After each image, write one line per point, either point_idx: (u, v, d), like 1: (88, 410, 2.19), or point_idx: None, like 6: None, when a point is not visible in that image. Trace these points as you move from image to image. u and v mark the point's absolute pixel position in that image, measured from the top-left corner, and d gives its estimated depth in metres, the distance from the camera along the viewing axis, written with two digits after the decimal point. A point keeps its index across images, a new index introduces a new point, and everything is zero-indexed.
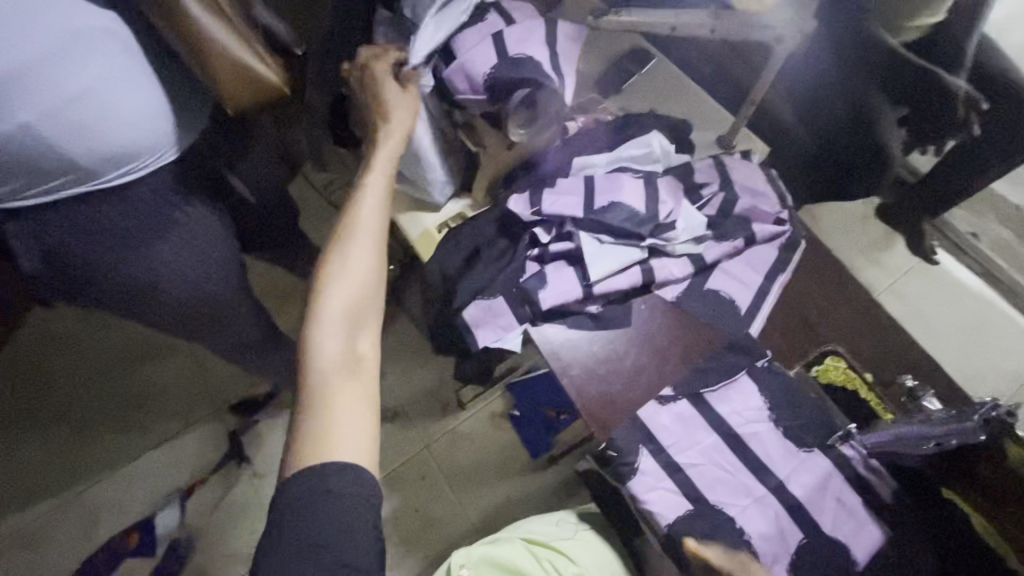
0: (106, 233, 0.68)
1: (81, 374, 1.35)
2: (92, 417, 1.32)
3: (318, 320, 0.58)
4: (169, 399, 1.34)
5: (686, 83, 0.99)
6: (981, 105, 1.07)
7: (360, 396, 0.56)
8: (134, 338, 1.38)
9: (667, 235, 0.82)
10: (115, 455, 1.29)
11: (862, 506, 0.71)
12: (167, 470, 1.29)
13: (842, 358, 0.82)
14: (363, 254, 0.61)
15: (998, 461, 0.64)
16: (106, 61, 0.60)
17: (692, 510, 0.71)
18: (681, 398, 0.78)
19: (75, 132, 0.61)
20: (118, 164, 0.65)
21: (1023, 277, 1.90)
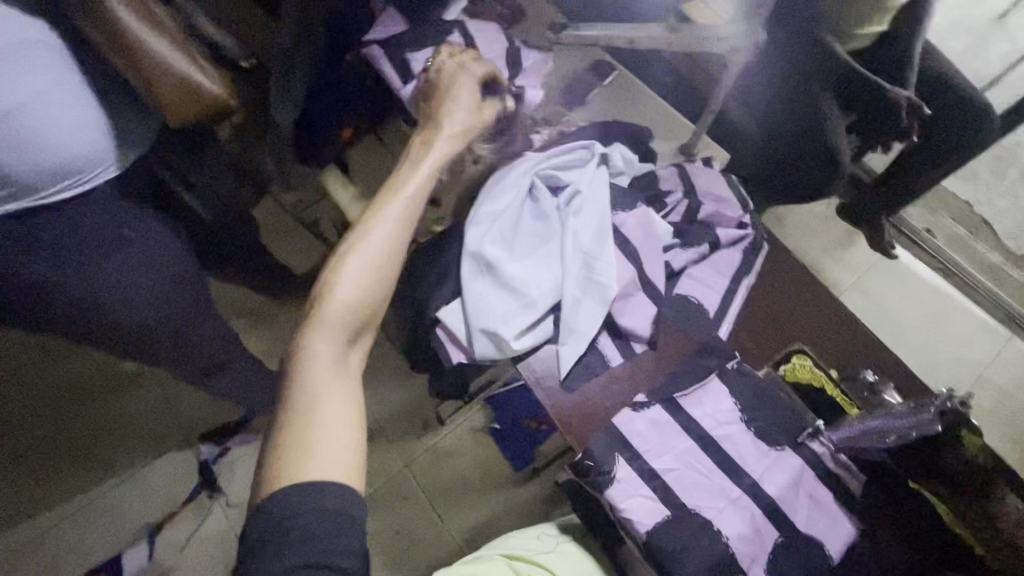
0: (55, 247, 0.67)
1: (45, 408, 1.30)
2: (57, 452, 1.27)
3: (319, 333, 0.62)
4: (138, 431, 1.29)
5: (646, 94, 1.02)
6: (924, 110, 1.12)
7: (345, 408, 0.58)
8: (98, 371, 1.34)
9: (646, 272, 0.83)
10: (76, 495, 1.24)
11: (834, 502, 0.72)
12: (135, 504, 1.24)
13: (808, 357, 0.82)
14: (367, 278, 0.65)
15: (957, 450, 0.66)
16: (41, 72, 0.63)
17: (671, 515, 0.71)
18: (655, 404, 0.78)
19: (15, 147, 0.62)
20: (55, 179, 0.66)
21: (975, 270, 2.00)
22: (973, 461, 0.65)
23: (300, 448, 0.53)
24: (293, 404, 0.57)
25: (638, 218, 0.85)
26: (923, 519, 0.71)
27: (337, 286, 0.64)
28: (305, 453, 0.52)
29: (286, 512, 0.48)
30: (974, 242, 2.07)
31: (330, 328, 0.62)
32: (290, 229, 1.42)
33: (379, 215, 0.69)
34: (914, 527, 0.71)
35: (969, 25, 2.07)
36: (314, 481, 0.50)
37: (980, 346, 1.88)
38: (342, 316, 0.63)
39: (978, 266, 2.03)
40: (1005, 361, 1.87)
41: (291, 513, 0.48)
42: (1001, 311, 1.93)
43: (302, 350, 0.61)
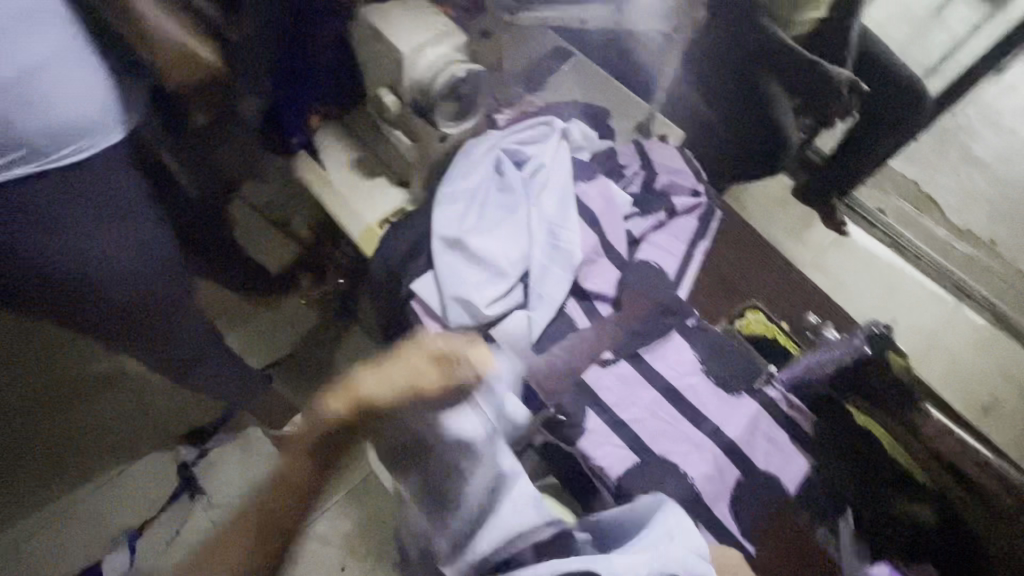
0: (54, 222, 0.68)
1: (15, 417, 1.31)
2: (30, 459, 1.28)
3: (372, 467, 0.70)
4: (112, 435, 1.30)
5: (603, 77, 1.08)
6: (862, 89, 1.22)
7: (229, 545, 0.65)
8: (75, 373, 1.34)
9: (612, 238, 0.89)
10: (53, 500, 1.24)
11: (789, 442, 0.78)
12: (117, 507, 1.25)
13: (760, 310, 0.89)
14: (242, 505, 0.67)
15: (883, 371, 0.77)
16: (54, 38, 0.61)
17: (639, 461, 0.76)
18: (621, 359, 0.83)
19: (23, 106, 0.61)
20: (58, 141, 0.65)
21: (923, 245, 2.12)
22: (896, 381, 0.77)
23: None
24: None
25: (600, 189, 0.90)
26: (875, 455, 0.77)
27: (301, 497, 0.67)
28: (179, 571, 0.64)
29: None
30: (922, 219, 2.20)
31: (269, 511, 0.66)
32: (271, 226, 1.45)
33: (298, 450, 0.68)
34: (865, 462, 0.77)
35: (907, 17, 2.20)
36: None
37: (929, 315, 2.00)
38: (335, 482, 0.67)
39: (927, 241, 2.15)
40: (953, 327, 1.99)
41: None
42: (949, 282, 2.05)
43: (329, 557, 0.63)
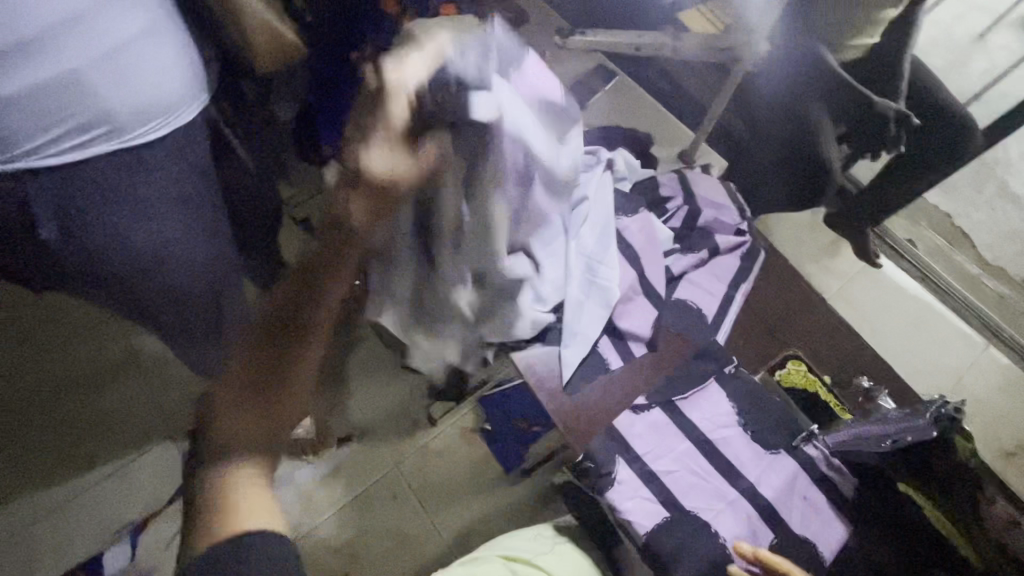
0: (128, 196, 0.65)
1: (23, 405, 1.27)
2: (35, 448, 1.24)
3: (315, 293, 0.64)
4: (126, 425, 1.27)
5: (647, 101, 1.04)
6: (914, 124, 1.17)
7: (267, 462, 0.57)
8: (94, 357, 1.32)
9: (648, 275, 0.85)
10: (62, 486, 1.22)
11: (828, 505, 0.74)
12: (122, 501, 1.22)
13: (802, 361, 0.85)
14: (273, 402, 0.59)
15: (944, 452, 0.70)
16: (142, 13, 0.59)
17: (670, 517, 0.72)
18: (654, 406, 0.79)
19: (115, 80, 0.59)
20: (149, 117, 0.63)
21: (953, 280, 2.07)
22: (962, 463, 0.69)
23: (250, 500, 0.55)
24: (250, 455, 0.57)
25: (642, 224, 0.87)
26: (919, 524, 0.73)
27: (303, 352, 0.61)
28: (222, 522, 0.53)
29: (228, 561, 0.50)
30: (953, 253, 2.14)
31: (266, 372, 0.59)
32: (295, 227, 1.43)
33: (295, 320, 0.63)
34: (901, 533, 0.73)
35: (950, 42, 2.12)
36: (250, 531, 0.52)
37: (956, 353, 1.94)
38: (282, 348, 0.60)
39: (957, 276, 2.09)
40: (980, 368, 1.93)
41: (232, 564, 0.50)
42: (978, 321, 1.99)
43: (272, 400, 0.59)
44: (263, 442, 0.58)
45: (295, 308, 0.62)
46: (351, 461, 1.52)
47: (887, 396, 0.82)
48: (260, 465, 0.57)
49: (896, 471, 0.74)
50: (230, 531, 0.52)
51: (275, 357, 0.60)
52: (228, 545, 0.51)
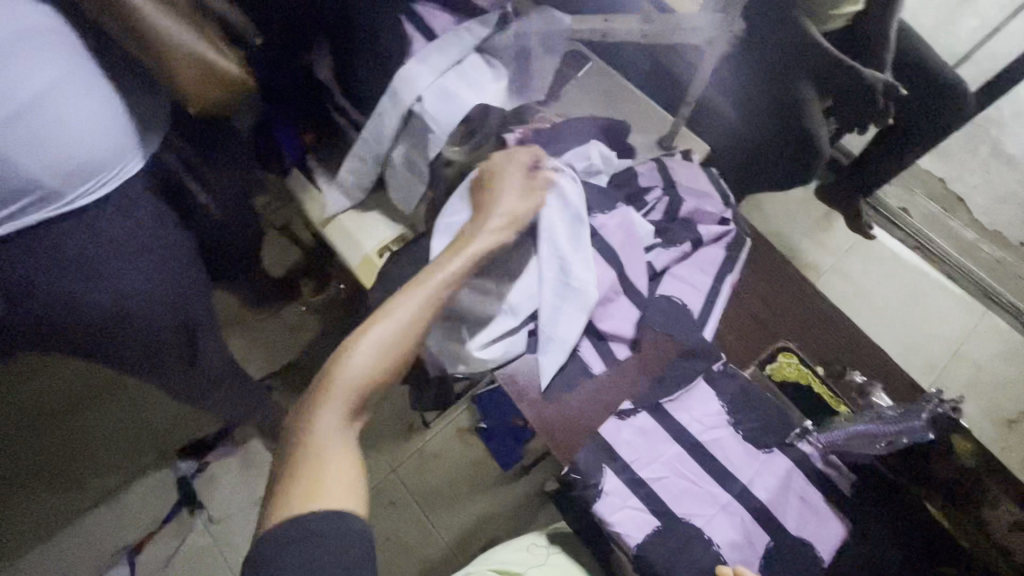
0: (84, 262, 0.64)
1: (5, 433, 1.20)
2: (21, 476, 1.18)
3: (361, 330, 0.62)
4: (113, 447, 1.21)
5: (622, 85, 0.98)
6: (901, 94, 1.12)
7: (345, 454, 0.57)
8: (72, 378, 1.24)
9: (623, 264, 0.81)
10: (56, 515, 1.17)
11: (824, 503, 0.71)
12: (117, 525, 1.18)
13: (794, 353, 0.81)
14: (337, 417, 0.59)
15: (948, 456, 0.67)
16: (53, 68, 0.57)
17: (661, 526, 0.69)
18: (641, 411, 0.76)
19: (30, 144, 0.58)
20: (71, 181, 0.61)
21: (949, 247, 2.03)
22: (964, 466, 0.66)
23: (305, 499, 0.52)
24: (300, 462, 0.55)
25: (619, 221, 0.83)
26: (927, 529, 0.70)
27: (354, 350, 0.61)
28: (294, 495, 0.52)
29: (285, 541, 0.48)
30: (948, 220, 2.10)
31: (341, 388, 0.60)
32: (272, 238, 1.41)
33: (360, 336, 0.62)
34: (906, 533, 0.70)
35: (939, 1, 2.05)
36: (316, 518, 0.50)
37: (954, 321, 1.91)
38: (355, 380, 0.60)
39: (953, 242, 2.05)
40: (980, 336, 1.90)
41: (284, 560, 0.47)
42: (976, 288, 1.96)
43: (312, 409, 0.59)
44: (342, 441, 0.58)
45: (393, 313, 0.64)
46: None
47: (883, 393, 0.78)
48: (338, 456, 0.56)
49: (896, 471, 0.72)
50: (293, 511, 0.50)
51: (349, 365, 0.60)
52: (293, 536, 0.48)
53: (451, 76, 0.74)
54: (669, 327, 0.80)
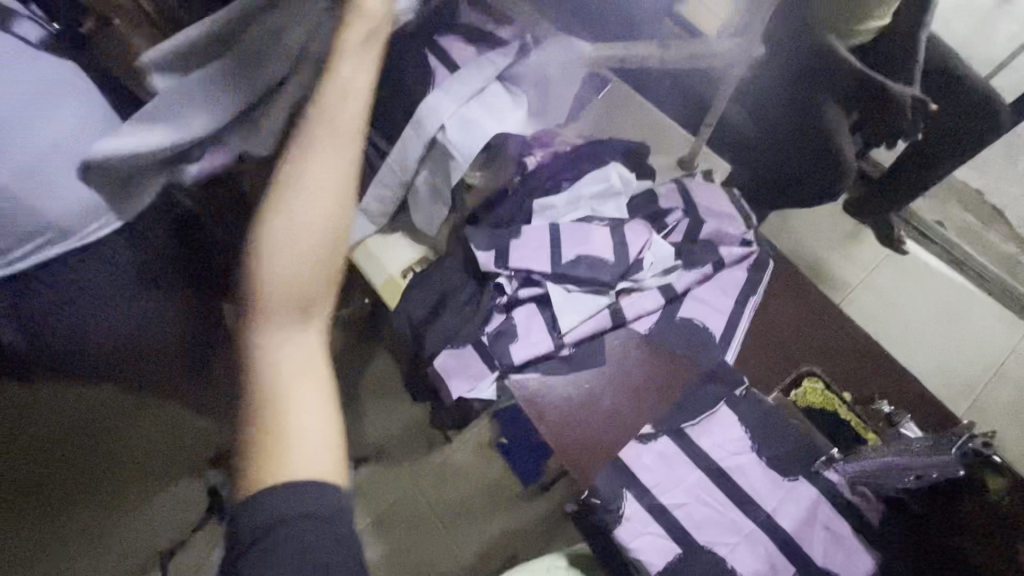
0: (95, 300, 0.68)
1: (54, 445, 1.24)
2: (70, 485, 1.22)
3: (269, 238, 0.55)
4: (152, 460, 1.25)
5: (643, 106, 0.99)
6: (931, 109, 1.10)
7: (312, 384, 0.55)
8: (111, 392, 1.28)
9: (636, 276, 0.83)
10: (101, 526, 1.21)
11: (851, 533, 0.70)
12: (151, 538, 1.21)
13: (819, 378, 0.81)
14: (288, 343, 0.56)
15: (977, 492, 0.65)
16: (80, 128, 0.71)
17: (683, 553, 0.69)
18: (662, 435, 0.75)
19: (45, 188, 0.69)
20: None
21: (988, 261, 1.96)
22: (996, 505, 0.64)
23: (274, 455, 0.50)
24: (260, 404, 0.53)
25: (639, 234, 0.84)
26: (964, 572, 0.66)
27: (277, 260, 0.55)
28: (269, 465, 0.50)
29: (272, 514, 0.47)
30: (985, 232, 2.03)
31: (277, 306, 0.55)
32: None
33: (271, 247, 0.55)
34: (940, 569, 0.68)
35: None
36: (293, 482, 0.48)
37: (993, 338, 1.84)
38: (282, 295, 0.55)
39: (991, 257, 1.99)
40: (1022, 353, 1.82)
41: (258, 534, 0.46)
42: (1017, 303, 1.89)
43: (260, 346, 0.55)
44: (305, 369, 0.55)
45: (292, 212, 0.55)
46: (369, 482, 1.52)
47: (912, 422, 0.75)
48: (306, 391, 0.54)
49: (929, 508, 0.69)
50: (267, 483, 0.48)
51: (277, 294, 0.55)
52: (272, 499, 0.47)
53: (473, 105, 0.76)
54: (687, 347, 0.83)
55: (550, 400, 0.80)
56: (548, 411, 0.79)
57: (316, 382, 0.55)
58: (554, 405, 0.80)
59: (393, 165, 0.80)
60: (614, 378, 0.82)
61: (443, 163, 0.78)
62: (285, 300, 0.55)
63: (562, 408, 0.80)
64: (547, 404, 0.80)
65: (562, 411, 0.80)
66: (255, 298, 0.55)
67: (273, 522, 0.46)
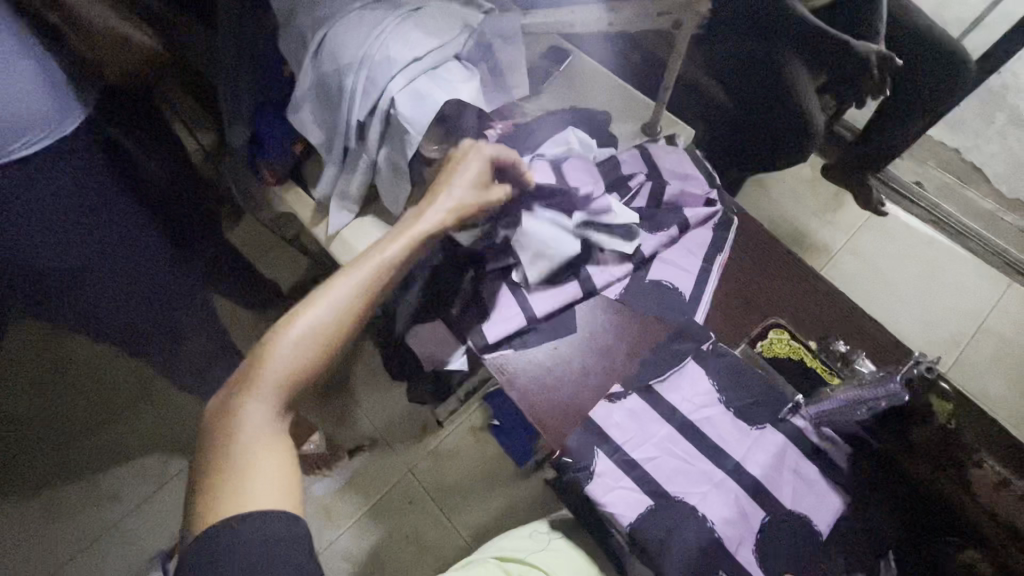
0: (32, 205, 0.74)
1: (61, 445, 1.40)
2: (77, 481, 1.37)
3: (307, 302, 0.57)
4: (151, 451, 1.40)
5: (604, 75, 0.99)
6: (895, 62, 1.11)
7: (279, 455, 0.53)
8: (112, 393, 1.45)
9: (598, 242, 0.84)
10: (107, 517, 1.34)
11: (820, 476, 0.71)
12: (154, 531, 1.33)
13: (785, 330, 0.82)
14: (270, 405, 0.54)
15: (926, 416, 0.65)
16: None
17: (654, 505, 0.70)
18: (631, 393, 0.76)
19: None
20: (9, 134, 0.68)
21: (969, 219, 1.97)
22: (946, 428, 0.64)
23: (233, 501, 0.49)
24: (223, 454, 0.52)
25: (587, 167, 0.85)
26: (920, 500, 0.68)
27: (299, 318, 0.56)
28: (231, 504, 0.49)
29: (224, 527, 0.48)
30: (965, 190, 2.05)
31: (276, 373, 0.55)
32: (281, 251, 1.47)
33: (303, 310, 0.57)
34: (910, 504, 0.68)
35: None
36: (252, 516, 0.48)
37: (977, 294, 1.85)
38: (290, 365, 0.55)
39: (972, 214, 2.00)
40: (1005, 307, 1.83)
41: (224, 550, 0.46)
42: (999, 258, 1.90)
43: (244, 400, 0.54)
44: (276, 440, 0.54)
45: (333, 295, 0.58)
46: (362, 471, 1.54)
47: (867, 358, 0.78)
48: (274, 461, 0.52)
49: (879, 438, 0.69)
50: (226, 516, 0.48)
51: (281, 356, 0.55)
52: (226, 529, 0.47)
53: (422, 77, 0.74)
54: (654, 308, 0.83)
55: (524, 370, 0.81)
56: (523, 381, 0.80)
57: (286, 455, 0.54)
58: (527, 371, 0.81)
59: (353, 139, 0.81)
60: (586, 341, 0.83)
61: (398, 137, 0.77)
62: (284, 364, 0.55)
63: (535, 373, 0.81)
64: (524, 373, 0.81)
65: (536, 379, 0.80)
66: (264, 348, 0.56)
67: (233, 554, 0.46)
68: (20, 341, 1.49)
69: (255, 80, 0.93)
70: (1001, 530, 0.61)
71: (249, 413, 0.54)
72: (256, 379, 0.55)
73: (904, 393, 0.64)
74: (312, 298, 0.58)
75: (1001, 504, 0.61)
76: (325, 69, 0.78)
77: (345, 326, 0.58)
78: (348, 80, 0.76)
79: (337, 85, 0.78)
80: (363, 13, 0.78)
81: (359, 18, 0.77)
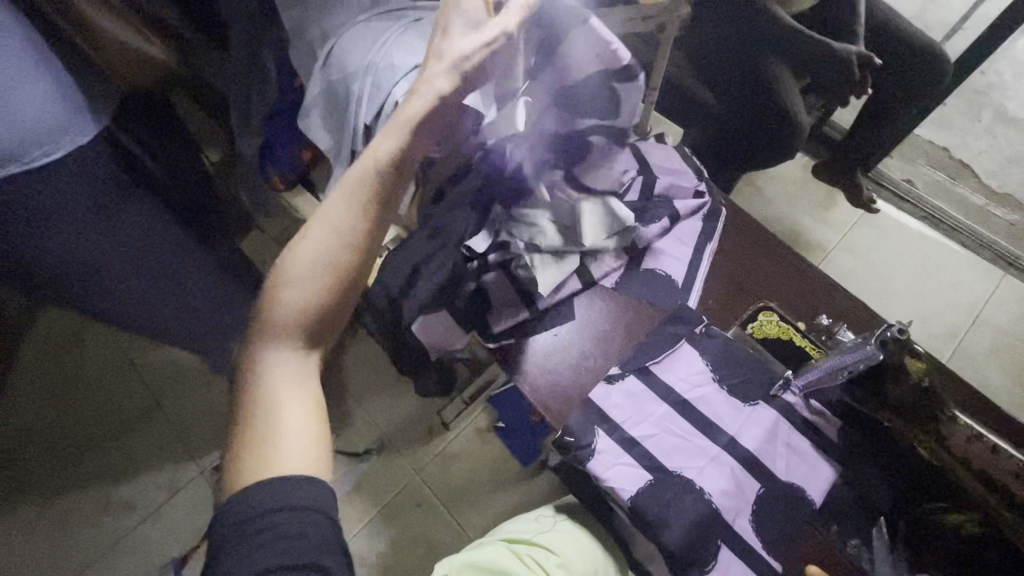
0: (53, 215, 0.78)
1: (74, 456, 1.43)
2: (90, 490, 1.40)
3: (308, 231, 0.60)
4: (162, 460, 1.43)
5: None
6: (874, 61, 1.16)
7: (304, 395, 0.56)
8: (123, 404, 1.48)
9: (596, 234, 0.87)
10: (119, 526, 1.37)
11: (811, 448, 0.74)
12: (165, 537, 1.36)
13: (773, 312, 0.85)
14: (290, 343, 0.58)
15: (899, 373, 0.65)
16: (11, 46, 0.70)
17: (654, 480, 0.73)
18: (628, 374, 0.80)
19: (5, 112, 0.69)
20: (34, 141, 0.73)
21: (960, 214, 2.01)
22: (918, 385, 0.64)
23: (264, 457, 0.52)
24: (255, 396, 0.55)
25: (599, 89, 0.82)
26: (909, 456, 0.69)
27: (302, 249, 0.59)
28: (262, 462, 0.51)
29: (258, 512, 0.48)
30: (956, 187, 2.09)
31: (290, 309, 0.58)
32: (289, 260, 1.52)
33: (306, 239, 0.60)
34: (899, 469, 0.72)
35: None
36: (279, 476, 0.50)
37: (971, 288, 1.87)
38: (301, 296, 0.58)
39: (963, 209, 2.04)
40: (1000, 300, 1.86)
41: (252, 518, 0.48)
42: (991, 252, 1.93)
43: (267, 341, 0.58)
44: (301, 377, 0.57)
45: (331, 220, 0.61)
46: (370, 474, 1.56)
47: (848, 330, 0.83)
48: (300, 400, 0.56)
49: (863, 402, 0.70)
50: (257, 476, 0.51)
51: (291, 289, 0.58)
52: (256, 493, 0.49)
53: None
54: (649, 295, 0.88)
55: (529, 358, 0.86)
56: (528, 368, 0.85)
57: (312, 394, 0.57)
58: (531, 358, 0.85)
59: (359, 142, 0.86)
60: (587, 327, 0.87)
61: None
62: (295, 296, 0.58)
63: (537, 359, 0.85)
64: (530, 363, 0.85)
65: (540, 366, 0.85)
66: (275, 284, 0.59)
67: (257, 522, 0.48)
68: (35, 354, 1.53)
69: (266, 92, 0.99)
70: (979, 479, 0.62)
71: (274, 352, 0.57)
72: (273, 317, 0.58)
73: (883, 354, 0.63)
74: (314, 227, 0.61)
75: (973, 457, 0.62)
76: (333, 78, 0.84)
77: (347, 244, 0.60)
78: (354, 86, 0.81)
79: (344, 91, 0.83)
80: (367, 25, 0.84)
81: (364, 30, 0.83)
